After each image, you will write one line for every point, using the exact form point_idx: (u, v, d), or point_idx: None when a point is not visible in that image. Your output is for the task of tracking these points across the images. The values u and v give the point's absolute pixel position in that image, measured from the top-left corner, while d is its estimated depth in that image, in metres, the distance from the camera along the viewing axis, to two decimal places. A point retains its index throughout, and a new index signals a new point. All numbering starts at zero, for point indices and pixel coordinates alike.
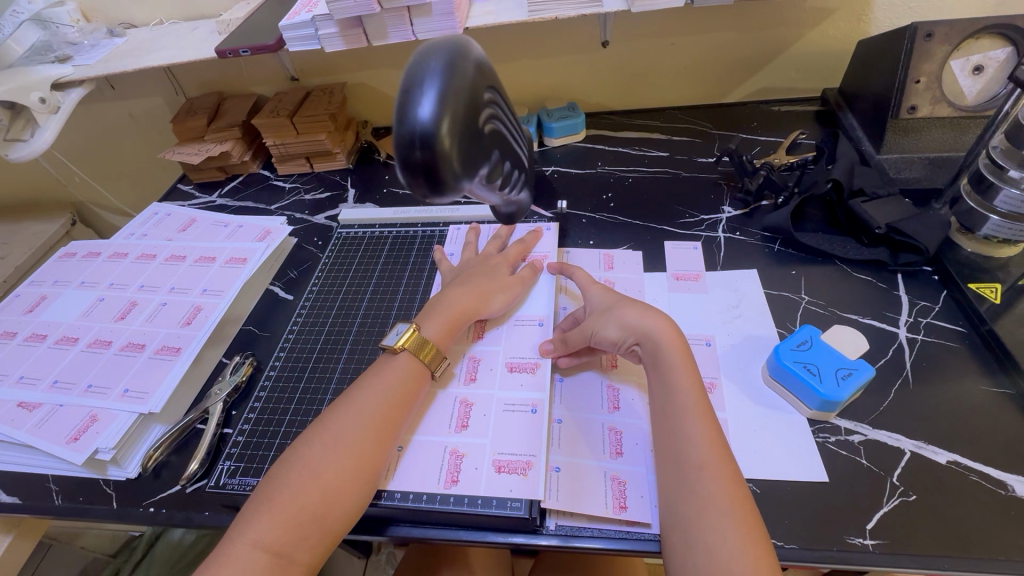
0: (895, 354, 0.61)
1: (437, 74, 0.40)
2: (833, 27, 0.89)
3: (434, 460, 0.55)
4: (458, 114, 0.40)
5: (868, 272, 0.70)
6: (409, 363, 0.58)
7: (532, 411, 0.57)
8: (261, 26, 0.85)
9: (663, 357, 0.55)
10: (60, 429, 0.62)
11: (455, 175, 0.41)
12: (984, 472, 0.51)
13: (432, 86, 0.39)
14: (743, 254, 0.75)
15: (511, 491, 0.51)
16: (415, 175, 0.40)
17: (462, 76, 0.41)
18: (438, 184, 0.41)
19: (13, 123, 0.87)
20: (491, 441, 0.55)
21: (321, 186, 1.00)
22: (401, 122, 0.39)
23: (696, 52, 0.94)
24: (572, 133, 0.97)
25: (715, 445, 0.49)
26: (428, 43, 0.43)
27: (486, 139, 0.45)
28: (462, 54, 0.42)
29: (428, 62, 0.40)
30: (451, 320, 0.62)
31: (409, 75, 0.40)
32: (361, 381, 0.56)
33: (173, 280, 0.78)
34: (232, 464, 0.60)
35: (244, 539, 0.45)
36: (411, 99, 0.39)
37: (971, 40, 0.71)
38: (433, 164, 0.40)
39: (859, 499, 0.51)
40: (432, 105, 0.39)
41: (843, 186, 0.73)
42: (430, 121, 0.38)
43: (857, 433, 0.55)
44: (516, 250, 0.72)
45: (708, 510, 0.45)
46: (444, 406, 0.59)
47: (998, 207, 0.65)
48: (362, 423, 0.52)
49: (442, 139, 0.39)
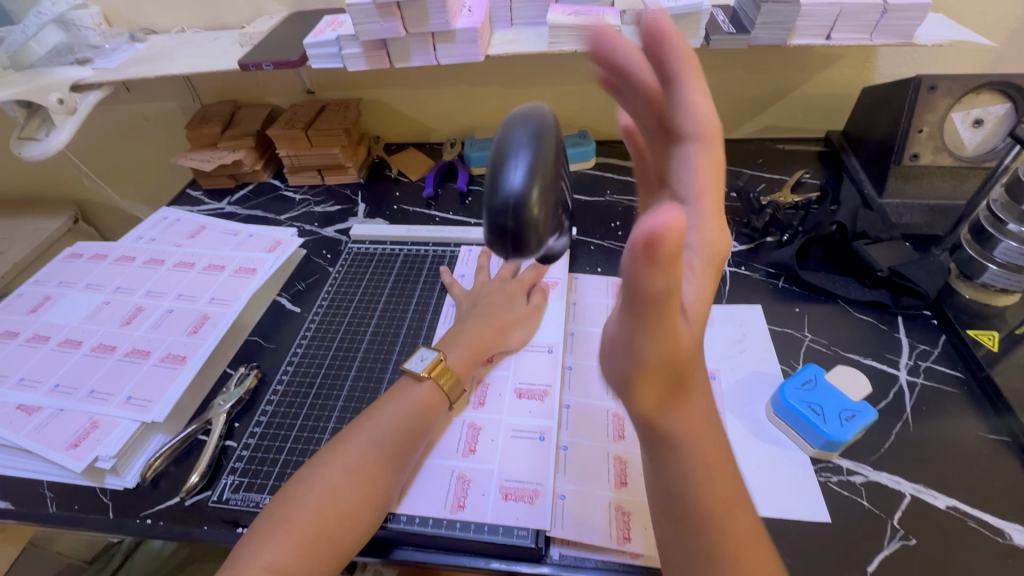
0: (896, 397, 0.62)
1: (527, 144, 0.41)
2: (838, 72, 0.92)
3: (441, 485, 0.55)
4: (546, 184, 0.41)
5: (870, 313, 0.71)
6: (431, 390, 0.58)
7: (540, 438, 0.58)
8: (284, 41, 0.87)
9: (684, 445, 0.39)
10: (60, 434, 0.61)
11: (538, 241, 0.41)
12: (982, 518, 0.52)
13: (522, 156, 0.40)
14: (748, 289, 0.76)
15: (517, 519, 0.52)
16: (502, 240, 0.40)
17: (546, 147, 0.42)
18: (523, 249, 0.41)
19: (29, 122, 0.88)
20: (498, 467, 0.56)
21: (331, 199, 1.00)
22: (492, 191, 0.40)
23: (706, 88, 0.97)
24: (582, 160, 0.99)
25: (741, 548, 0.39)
26: (512, 114, 0.44)
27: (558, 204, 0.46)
28: (545, 126, 0.44)
29: (516, 133, 0.42)
30: (463, 344, 0.63)
31: (498, 147, 0.42)
32: (383, 403, 0.56)
33: (181, 287, 0.78)
34: (236, 478, 0.60)
35: (258, 561, 0.44)
36: (502, 169, 0.40)
37: (972, 95, 0.73)
38: (520, 230, 0.39)
39: (860, 542, 0.51)
40: (523, 176, 0.40)
41: (847, 228, 0.75)
42: (522, 190, 0.39)
43: (858, 474, 0.56)
44: (529, 275, 0.73)
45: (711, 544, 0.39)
46: (453, 431, 0.59)
47: (997, 258, 0.67)
48: (382, 449, 0.52)
49: (532, 206, 0.40)
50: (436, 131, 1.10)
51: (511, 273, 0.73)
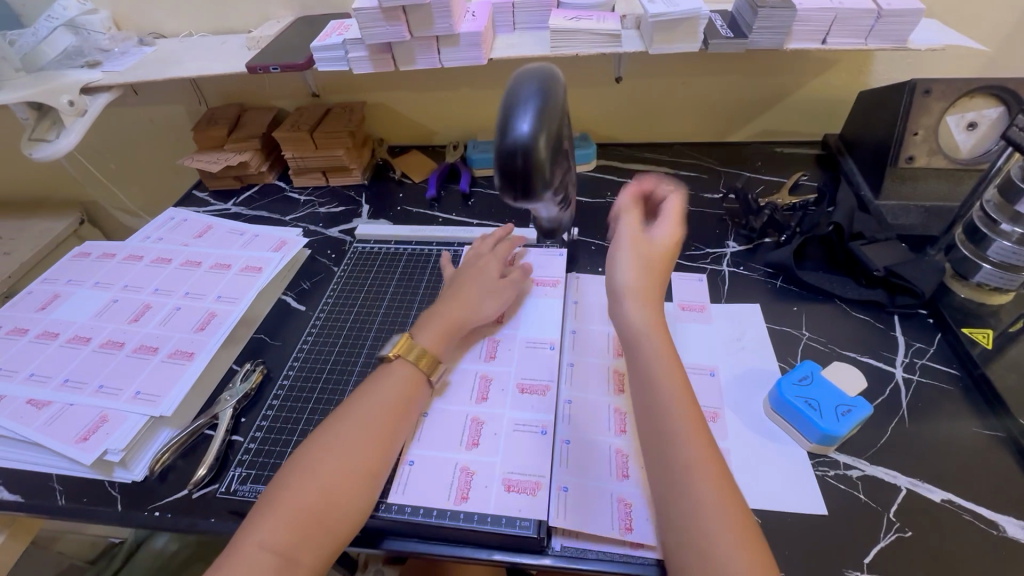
0: (892, 393, 0.63)
1: (533, 97, 0.41)
2: (835, 77, 0.94)
3: (446, 477, 0.56)
4: (552, 131, 0.41)
5: (866, 312, 0.73)
6: (405, 368, 0.61)
7: (541, 432, 0.59)
8: (291, 45, 0.88)
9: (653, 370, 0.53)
10: (70, 428, 0.62)
11: (545, 183, 0.41)
12: (976, 511, 0.53)
13: (531, 106, 0.40)
14: (746, 289, 0.77)
15: (519, 511, 0.53)
16: (511, 183, 0.41)
17: (556, 101, 0.42)
18: (530, 195, 0.42)
19: (39, 123, 0.89)
20: (501, 459, 0.57)
21: (335, 200, 1.02)
22: (501, 136, 0.40)
23: (704, 92, 0.99)
24: (583, 163, 1.01)
25: (707, 451, 0.48)
26: (515, 74, 0.43)
27: (563, 157, 0.45)
28: (551, 85, 0.42)
29: (524, 87, 0.41)
30: (437, 324, 0.65)
31: (506, 100, 0.41)
32: (364, 388, 0.59)
33: (188, 285, 0.79)
34: (243, 471, 0.61)
35: (250, 541, 0.47)
36: (510, 119, 0.40)
37: (965, 98, 0.75)
38: (528, 173, 0.40)
39: (857, 534, 0.52)
40: (530, 122, 0.39)
41: (844, 230, 0.76)
42: (529, 137, 0.39)
43: (855, 468, 0.57)
44: (504, 251, 0.77)
45: (698, 514, 0.44)
46: (456, 425, 0.61)
47: (991, 257, 0.68)
48: (362, 427, 0.55)
49: (539, 150, 0.40)
50: (438, 134, 1.11)
51: (488, 248, 0.77)
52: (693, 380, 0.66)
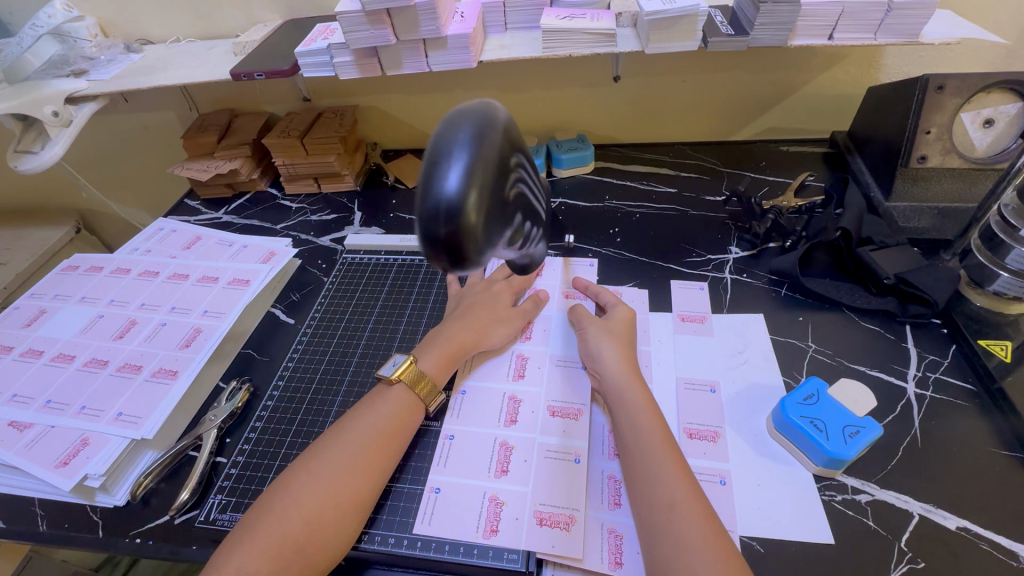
0: (903, 410, 0.60)
1: (466, 144, 0.34)
2: (842, 72, 0.90)
3: (474, 507, 0.54)
4: (487, 184, 0.34)
5: (876, 322, 0.69)
6: (406, 396, 0.59)
7: (574, 460, 0.56)
8: (277, 50, 0.86)
9: (625, 394, 0.57)
10: (50, 452, 0.60)
11: (478, 249, 0.35)
12: (995, 540, 0.50)
13: (460, 156, 0.33)
14: (749, 298, 0.74)
15: (551, 547, 0.50)
16: (437, 250, 0.34)
17: (493, 147, 0.35)
18: (463, 260, 0.35)
19: (25, 134, 0.87)
20: (532, 489, 0.54)
21: (327, 207, 0.99)
22: (424, 194, 0.34)
23: (705, 89, 0.95)
24: (580, 165, 0.98)
25: (687, 484, 0.49)
26: (454, 110, 0.36)
27: (513, 208, 0.39)
28: (490, 125, 0.35)
29: (455, 131, 0.34)
30: (441, 347, 0.64)
31: (433, 146, 0.35)
32: (356, 412, 0.57)
33: (175, 299, 0.78)
34: (224, 498, 0.59)
35: (226, 568, 0.45)
36: (436, 171, 0.34)
37: (982, 94, 0.71)
38: (456, 241, 0.33)
39: (867, 564, 0.49)
40: (459, 178, 0.33)
41: (852, 235, 0.72)
42: (456, 196, 0.33)
43: (864, 492, 0.54)
44: (519, 277, 0.73)
45: (682, 550, 0.45)
46: (483, 451, 0.58)
47: (1008, 264, 0.65)
48: (352, 454, 0.53)
49: (467, 213, 0.33)
50: None
51: (502, 274, 0.74)
52: (692, 397, 0.63)
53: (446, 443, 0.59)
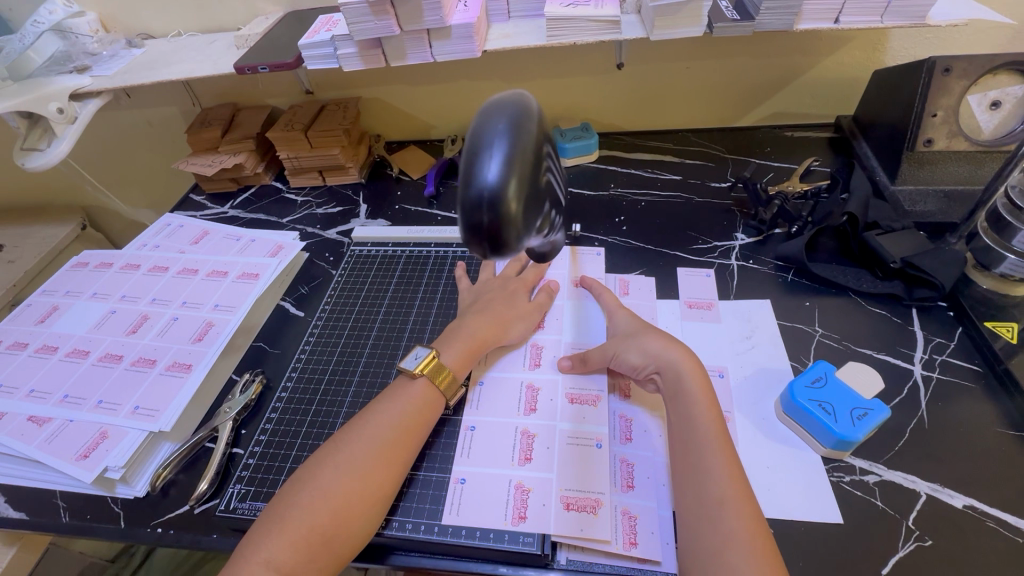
0: (910, 393, 0.61)
1: (504, 134, 0.34)
2: (847, 55, 0.89)
3: (501, 495, 0.55)
4: (527, 173, 0.34)
5: (883, 306, 0.70)
6: (426, 389, 0.60)
7: (595, 445, 0.57)
8: (280, 43, 0.85)
9: (684, 387, 0.56)
10: (70, 445, 0.61)
11: (518, 238, 0.35)
12: (1001, 518, 0.51)
13: (500, 145, 0.33)
14: (756, 284, 0.74)
15: (581, 531, 0.51)
16: (477, 238, 0.34)
17: (530, 136, 0.35)
18: (502, 249, 0.35)
19: (30, 132, 0.88)
20: (557, 475, 0.55)
21: (333, 200, 1.00)
22: (465, 182, 0.33)
23: (709, 76, 0.94)
24: (584, 154, 0.97)
25: (739, 483, 0.49)
26: (489, 99, 0.37)
27: (546, 196, 0.39)
28: (527, 114, 0.35)
29: (493, 120, 0.34)
30: (459, 343, 0.64)
31: (472, 136, 0.35)
32: (378, 403, 0.58)
33: (186, 294, 0.78)
34: (242, 487, 0.60)
35: (257, 558, 0.46)
36: (476, 161, 0.34)
37: (989, 76, 0.71)
38: (498, 228, 0.33)
39: (874, 543, 0.50)
40: (500, 167, 0.33)
41: (858, 220, 0.73)
42: (498, 184, 0.33)
43: (872, 473, 0.55)
44: (531, 272, 0.74)
45: (727, 545, 0.45)
46: (505, 440, 0.59)
47: (1015, 246, 0.66)
48: (375, 445, 0.54)
49: (509, 201, 0.33)
50: (436, 128, 1.09)
51: (514, 270, 0.74)
52: None
53: (468, 434, 0.60)
